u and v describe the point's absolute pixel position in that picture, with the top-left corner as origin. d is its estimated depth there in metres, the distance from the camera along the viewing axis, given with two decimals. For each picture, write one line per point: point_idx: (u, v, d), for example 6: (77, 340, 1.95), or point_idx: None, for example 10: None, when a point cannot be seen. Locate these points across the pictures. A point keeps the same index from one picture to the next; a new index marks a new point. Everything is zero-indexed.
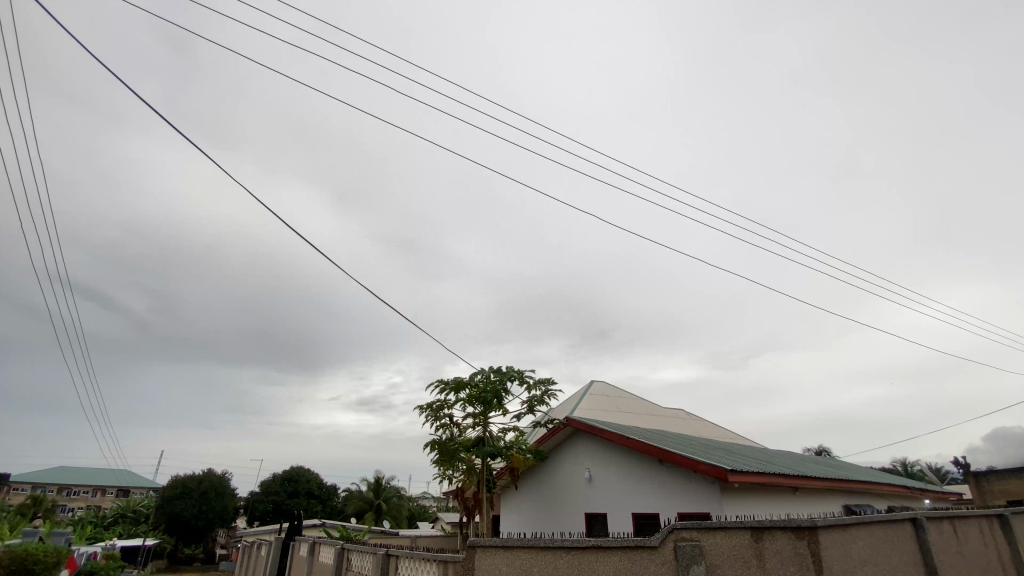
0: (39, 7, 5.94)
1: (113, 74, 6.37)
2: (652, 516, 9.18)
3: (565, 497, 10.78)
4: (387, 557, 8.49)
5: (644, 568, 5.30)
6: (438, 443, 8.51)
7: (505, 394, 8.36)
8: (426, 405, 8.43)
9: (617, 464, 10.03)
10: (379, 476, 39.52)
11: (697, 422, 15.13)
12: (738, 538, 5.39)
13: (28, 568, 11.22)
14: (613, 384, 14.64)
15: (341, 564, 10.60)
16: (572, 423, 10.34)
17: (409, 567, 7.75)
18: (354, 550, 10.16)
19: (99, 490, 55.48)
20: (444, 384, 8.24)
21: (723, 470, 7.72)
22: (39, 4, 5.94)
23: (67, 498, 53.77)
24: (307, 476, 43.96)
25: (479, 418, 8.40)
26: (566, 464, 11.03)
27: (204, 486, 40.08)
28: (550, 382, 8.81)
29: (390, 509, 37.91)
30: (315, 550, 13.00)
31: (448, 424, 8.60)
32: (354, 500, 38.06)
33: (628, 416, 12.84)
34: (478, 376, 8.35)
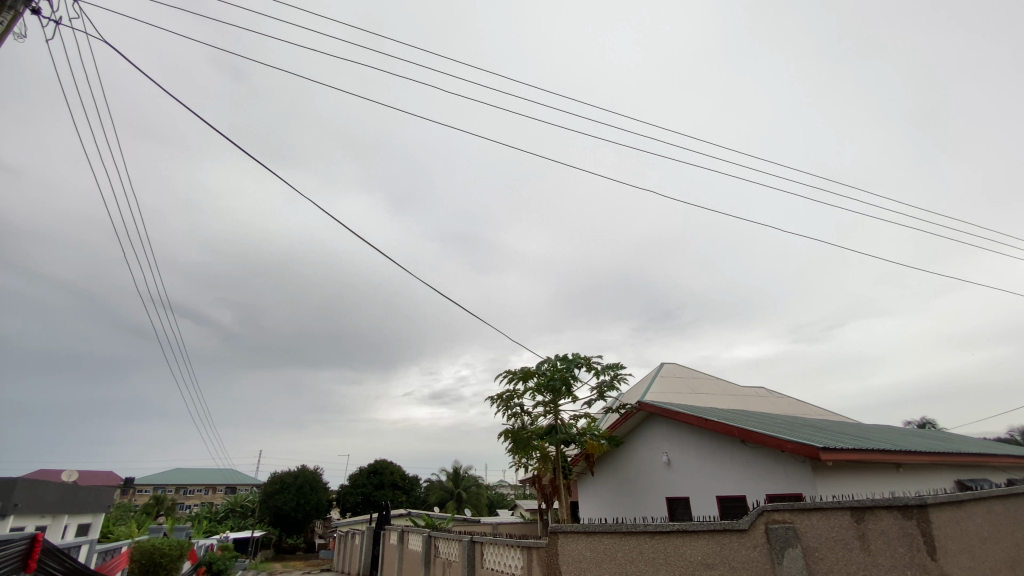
0: (116, 50, 6.74)
1: (185, 105, 7.08)
2: (738, 498, 8.82)
3: (644, 481, 10.58)
4: (471, 544, 8.75)
5: (734, 551, 5.11)
6: (511, 432, 8.61)
7: (574, 381, 8.30)
8: (496, 395, 8.52)
9: (696, 447, 9.73)
10: (457, 467, 40.95)
11: (779, 399, 14.37)
12: (837, 519, 5.05)
13: (156, 561, 12.62)
14: (684, 365, 14.21)
15: (429, 551, 11.05)
16: (646, 407, 10.11)
17: (494, 553, 7.94)
18: (440, 538, 10.55)
19: (211, 488, 61.40)
20: (512, 374, 8.32)
21: (813, 449, 7.26)
22: (115, 48, 6.74)
23: (184, 496, 59.86)
24: (390, 468, 46.43)
25: (550, 406, 8.40)
26: (642, 448, 10.84)
27: (300, 481, 43.33)
28: (619, 367, 8.65)
29: (471, 498, 39.19)
30: (404, 538, 13.65)
31: (520, 414, 8.67)
32: (435, 489, 39.73)
33: (703, 396, 12.41)
34: (545, 364, 8.36)
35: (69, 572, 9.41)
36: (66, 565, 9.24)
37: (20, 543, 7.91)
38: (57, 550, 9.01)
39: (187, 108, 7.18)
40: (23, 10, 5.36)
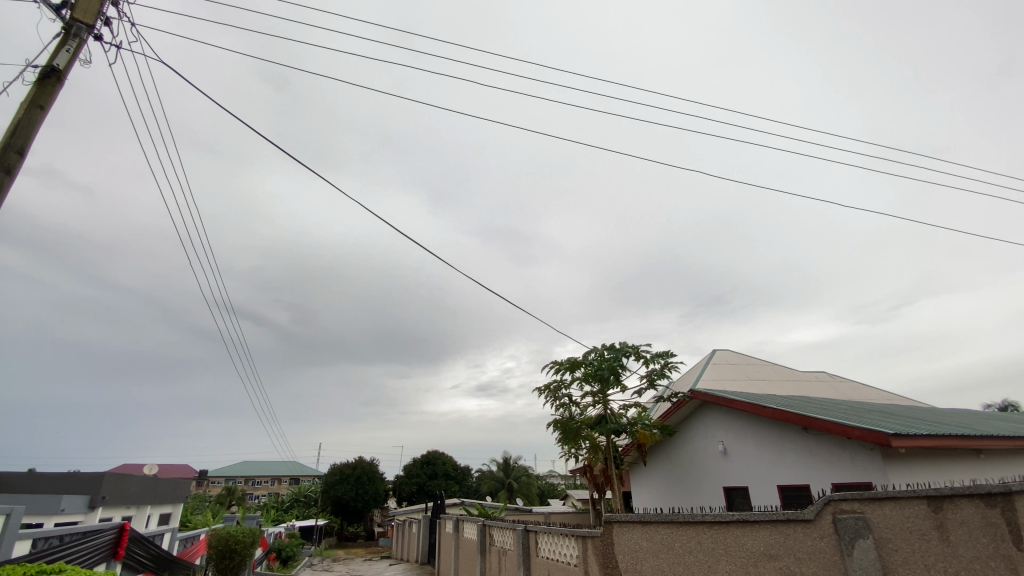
0: (170, 68, 7.16)
1: (231, 114, 7.43)
2: (801, 488, 8.50)
3: (699, 470, 10.36)
4: (526, 533, 8.87)
5: (799, 542, 4.94)
6: (560, 423, 8.61)
7: (622, 370, 8.20)
8: (543, 386, 8.55)
9: (754, 435, 9.42)
10: (507, 457, 41.51)
11: (842, 384, 13.67)
12: (911, 509, 4.77)
13: (231, 547, 13.52)
14: (737, 351, 13.75)
15: (484, 539, 11.29)
16: (699, 396, 9.87)
17: (549, 542, 8.01)
18: (494, 527, 10.75)
19: (277, 479, 64.98)
20: (558, 365, 8.31)
21: (884, 435, 6.87)
22: (170, 66, 7.15)
23: (253, 487, 63.68)
24: (443, 459, 47.61)
25: (598, 396, 8.35)
26: (696, 437, 10.60)
27: (358, 471, 45.17)
28: (669, 355, 8.49)
29: (522, 488, 39.61)
30: (459, 526, 14.00)
31: (568, 404, 8.66)
32: (487, 480, 40.40)
33: (759, 383, 11.99)
34: (592, 354, 8.31)
35: (154, 558, 10.22)
36: (151, 551, 10.07)
37: (111, 532, 8.67)
38: (143, 538, 9.80)
39: (238, 119, 7.56)
40: (86, 36, 5.79)
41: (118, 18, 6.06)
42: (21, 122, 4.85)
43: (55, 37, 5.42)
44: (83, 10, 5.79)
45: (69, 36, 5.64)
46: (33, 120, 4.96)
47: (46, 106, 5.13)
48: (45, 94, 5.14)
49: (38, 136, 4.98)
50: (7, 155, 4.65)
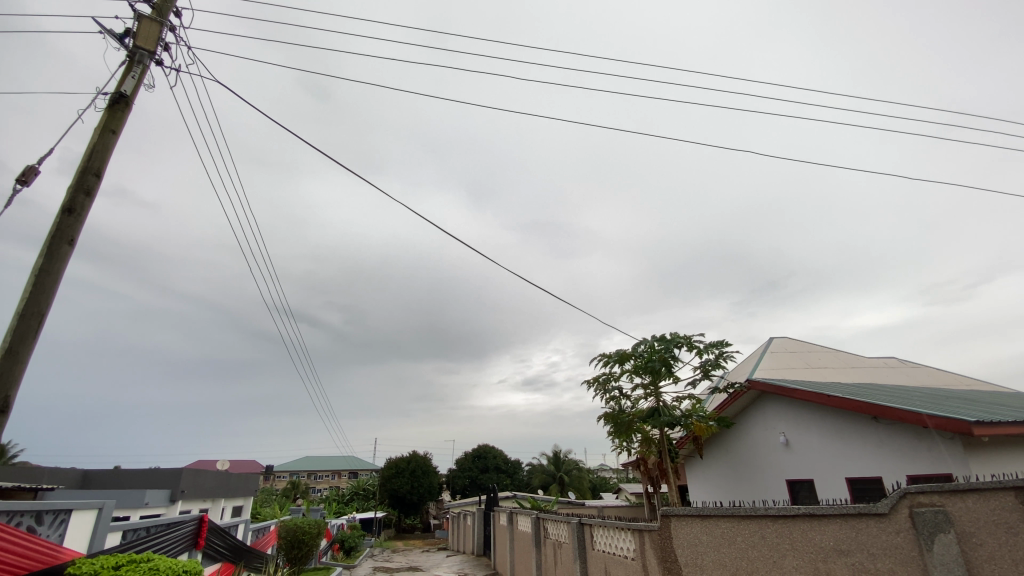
0: (224, 87, 7.63)
1: (282, 125, 7.82)
2: (872, 480, 8.06)
3: (760, 463, 10.01)
4: (581, 527, 8.87)
5: (872, 537, 4.70)
6: (610, 416, 8.52)
7: (674, 362, 8.02)
8: (592, 379, 8.49)
9: (819, 426, 9.00)
10: (557, 451, 41.61)
11: (915, 369, 12.81)
12: (997, 501, 4.43)
13: (299, 538, 14.27)
14: (796, 338, 13.13)
15: (539, 532, 11.38)
16: (757, 385, 9.53)
17: (605, 535, 7.97)
18: (548, 520, 10.81)
19: (337, 473, 67.98)
20: (607, 357, 8.23)
21: (964, 424, 6.41)
22: (223, 86, 7.61)
23: (316, 481, 66.87)
24: (493, 453, 48.26)
25: (650, 388, 8.21)
26: (755, 428, 10.24)
27: (412, 465, 46.52)
28: (723, 345, 8.23)
29: (573, 481, 39.57)
30: (513, 519, 14.17)
31: (619, 397, 8.55)
32: (538, 473, 40.61)
33: (821, 370, 11.43)
34: (641, 346, 8.17)
35: (230, 547, 10.95)
36: (228, 540, 10.78)
37: (191, 523, 9.34)
38: (219, 529, 10.52)
39: (288, 130, 7.95)
40: (148, 63, 6.20)
41: (174, 43, 6.45)
42: (97, 146, 5.28)
43: (122, 66, 5.84)
44: (144, 38, 6.21)
45: (134, 64, 6.07)
46: (106, 144, 5.38)
47: (118, 131, 5.56)
48: (115, 119, 5.56)
49: (112, 159, 5.40)
50: (86, 178, 5.07)
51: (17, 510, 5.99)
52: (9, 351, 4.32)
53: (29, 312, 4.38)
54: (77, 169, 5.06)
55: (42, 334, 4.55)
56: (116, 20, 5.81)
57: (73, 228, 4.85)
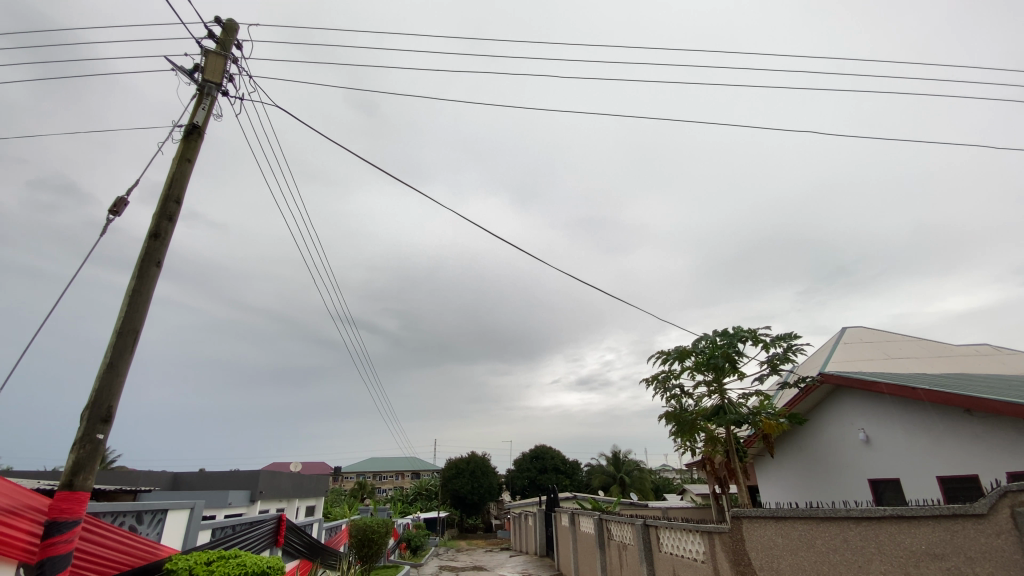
0: (280, 108, 8.07)
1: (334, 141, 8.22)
2: (967, 479, 7.43)
3: (838, 461, 9.43)
4: (646, 528, 8.71)
5: (970, 540, 4.31)
6: (672, 415, 8.30)
7: (738, 357, 7.72)
8: (651, 377, 8.30)
9: (903, 420, 8.39)
10: (616, 451, 41.03)
11: (1013, 356, 11.64)
12: None
13: (369, 537, 14.85)
14: (872, 327, 12.28)
15: (602, 534, 11.26)
16: (830, 379, 9.01)
17: (672, 538, 7.77)
18: (611, 521, 10.68)
19: (400, 473, 70.15)
20: (666, 354, 8.03)
21: None
22: (279, 107, 8.07)
23: (380, 481, 69.31)
24: (551, 453, 48.17)
25: (713, 386, 7.94)
26: (831, 425, 9.66)
27: (472, 465, 47.26)
28: (792, 337, 7.84)
29: (635, 482, 38.79)
30: (575, 520, 14.10)
31: (680, 395, 8.32)
32: (598, 474, 40.12)
33: (902, 361, 10.63)
34: (702, 341, 7.92)
35: (307, 545, 11.57)
36: (304, 538, 11.39)
37: (271, 522, 9.96)
38: (296, 527, 11.16)
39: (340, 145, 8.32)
40: (216, 94, 6.69)
41: (237, 73, 6.92)
42: (176, 175, 5.75)
43: (194, 99, 6.32)
44: (212, 71, 6.70)
45: (204, 96, 6.56)
46: (184, 171, 5.84)
47: (193, 158, 6.03)
48: (190, 148, 6.03)
49: (189, 185, 5.87)
50: (168, 205, 5.54)
51: (121, 510, 6.59)
52: (111, 365, 4.80)
53: (126, 328, 4.85)
54: (160, 197, 5.54)
55: (138, 348, 5.02)
56: (187, 57, 6.31)
57: (159, 251, 5.31)
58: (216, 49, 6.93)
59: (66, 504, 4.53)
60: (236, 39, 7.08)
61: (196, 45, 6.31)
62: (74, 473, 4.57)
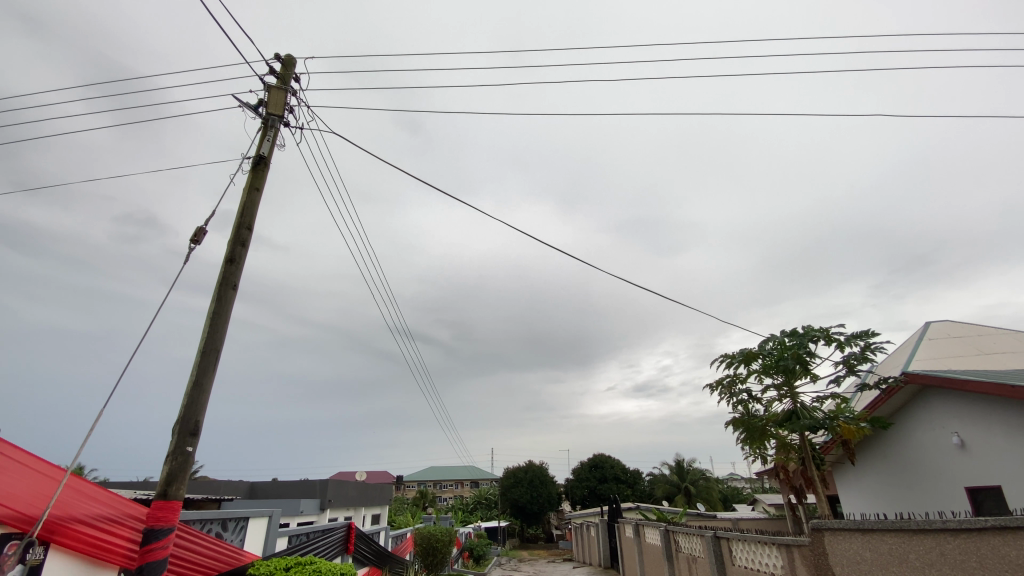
0: (334, 133, 8.51)
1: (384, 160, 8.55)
2: None
3: (930, 468, 8.68)
4: (716, 540, 8.36)
5: None
6: (740, 421, 7.94)
7: (810, 358, 7.31)
8: (715, 382, 8.00)
9: (1002, 422, 7.63)
10: (680, 459, 39.70)
11: None
12: None
13: (433, 545, 15.15)
14: (961, 321, 11.25)
15: (670, 546, 10.91)
16: (915, 378, 8.35)
17: (746, 551, 7.41)
18: (679, 532, 10.33)
19: (460, 482, 71.03)
20: (730, 358, 7.73)
21: None
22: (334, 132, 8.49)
23: (441, 490, 70.49)
24: (611, 462, 47.24)
25: (784, 389, 7.56)
26: (919, 428, 8.91)
27: (530, 475, 47.16)
28: (869, 335, 7.33)
29: (701, 492, 37.28)
30: (640, 531, 13.75)
31: (748, 401, 7.95)
32: (661, 484, 38.87)
33: (999, 356, 9.66)
34: (769, 343, 7.56)
35: (375, 552, 11.95)
36: (372, 546, 11.75)
37: (341, 530, 10.38)
38: (365, 535, 11.56)
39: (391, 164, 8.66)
40: (278, 125, 7.16)
41: (297, 105, 7.38)
42: (246, 204, 6.19)
43: (259, 132, 6.81)
44: (274, 105, 7.19)
45: (268, 128, 7.04)
46: (253, 200, 6.28)
47: (261, 186, 6.47)
48: (258, 177, 6.48)
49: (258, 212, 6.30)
50: (241, 232, 5.97)
51: (208, 518, 7.07)
52: (197, 383, 5.20)
53: (208, 348, 5.25)
54: (233, 224, 5.97)
55: (219, 366, 5.41)
56: (252, 94, 6.80)
57: (235, 275, 5.73)
58: (277, 84, 7.43)
59: (162, 512, 4.93)
60: (295, 73, 7.56)
61: (260, 82, 6.80)
62: (168, 484, 4.97)
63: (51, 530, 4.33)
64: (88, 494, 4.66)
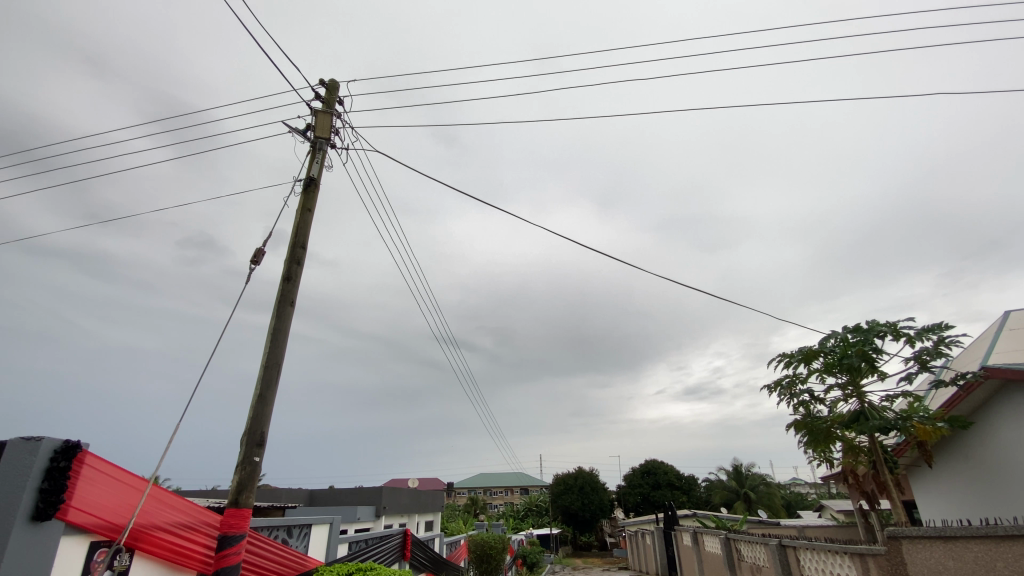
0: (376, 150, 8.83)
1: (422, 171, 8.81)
2: None
3: (1018, 470, 7.97)
4: (782, 549, 8.00)
5: None
6: (802, 423, 7.59)
7: (877, 356, 6.93)
8: (773, 383, 7.69)
9: None
10: (737, 465, 38.21)
11: None
12: None
13: (487, 552, 15.26)
14: None
15: (731, 554, 10.52)
16: (996, 373, 7.74)
17: (816, 561, 7.05)
18: (741, 541, 9.95)
19: (510, 489, 71.09)
20: (788, 357, 7.43)
21: None
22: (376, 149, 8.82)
23: (492, 497, 70.80)
24: (664, 468, 46.07)
25: (849, 389, 7.19)
26: (1004, 427, 8.22)
27: (581, 481, 46.61)
28: (943, 328, 6.87)
29: (762, 498, 35.70)
30: (698, 539, 13.34)
31: (810, 401, 7.59)
32: (718, 490, 37.51)
33: None
34: (831, 341, 7.21)
35: (431, 559, 12.15)
36: (428, 553, 11.95)
37: (398, 537, 10.64)
38: (421, 542, 11.79)
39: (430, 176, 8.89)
40: (326, 148, 7.52)
41: (342, 127, 7.72)
42: (300, 224, 6.52)
43: (309, 155, 7.17)
44: (321, 128, 7.55)
45: (317, 151, 7.40)
46: (306, 220, 6.61)
47: (311, 206, 6.80)
48: (310, 198, 6.82)
49: (311, 232, 6.62)
50: (296, 250, 6.30)
51: (275, 524, 7.43)
52: (261, 396, 5.51)
53: (271, 362, 5.55)
54: (289, 244, 6.31)
55: (281, 379, 5.71)
56: (301, 119, 7.18)
57: (292, 291, 6.04)
58: (323, 108, 7.80)
59: (234, 519, 5.24)
60: (338, 96, 7.92)
61: (308, 107, 7.17)
62: (239, 492, 5.29)
63: (135, 537, 4.66)
64: (168, 503, 5.02)
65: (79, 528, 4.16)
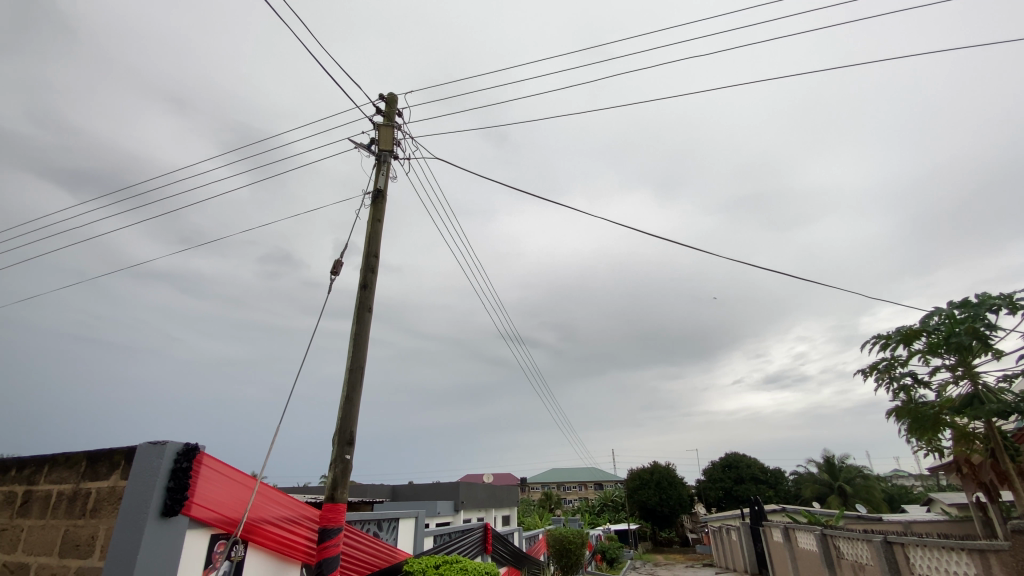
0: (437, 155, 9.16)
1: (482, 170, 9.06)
2: None
3: None
4: (887, 545, 7.46)
5: None
6: (904, 409, 7.01)
7: (991, 332, 6.27)
8: (868, 367, 7.16)
9: None
10: (829, 456, 35.73)
11: None
12: None
13: (567, 547, 15.34)
14: None
15: (829, 551, 9.92)
16: None
17: (928, 559, 6.50)
18: (840, 537, 9.34)
19: (584, 484, 70.79)
20: (885, 338, 6.89)
21: None
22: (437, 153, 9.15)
23: (566, 492, 70.85)
24: (747, 462, 43.99)
25: (959, 370, 6.56)
26: None
27: (657, 476, 45.52)
28: None
29: (859, 492, 33.25)
30: (790, 535, 12.67)
31: (912, 386, 7.00)
32: (809, 484, 35.30)
33: None
34: (934, 319, 6.61)
35: (513, 553, 12.42)
36: (509, 547, 12.20)
37: (479, 531, 10.96)
38: (502, 536, 12.07)
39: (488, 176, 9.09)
40: (390, 160, 7.89)
41: (403, 137, 8.06)
42: (372, 233, 6.91)
43: (375, 168, 7.56)
44: (384, 141, 7.93)
45: (382, 163, 7.79)
46: (376, 230, 6.99)
47: (380, 217, 7.16)
48: (379, 209, 7.20)
49: (381, 240, 7.00)
50: (370, 260, 6.67)
51: (367, 519, 7.94)
52: (348, 398, 5.90)
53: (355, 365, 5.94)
54: (362, 254, 6.69)
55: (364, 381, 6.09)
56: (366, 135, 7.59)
57: (369, 298, 6.42)
58: (384, 122, 8.18)
59: (331, 514, 5.67)
60: (397, 108, 8.28)
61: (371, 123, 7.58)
62: (334, 488, 5.72)
63: (249, 530, 5.17)
64: (273, 499, 5.51)
65: (202, 522, 4.66)
